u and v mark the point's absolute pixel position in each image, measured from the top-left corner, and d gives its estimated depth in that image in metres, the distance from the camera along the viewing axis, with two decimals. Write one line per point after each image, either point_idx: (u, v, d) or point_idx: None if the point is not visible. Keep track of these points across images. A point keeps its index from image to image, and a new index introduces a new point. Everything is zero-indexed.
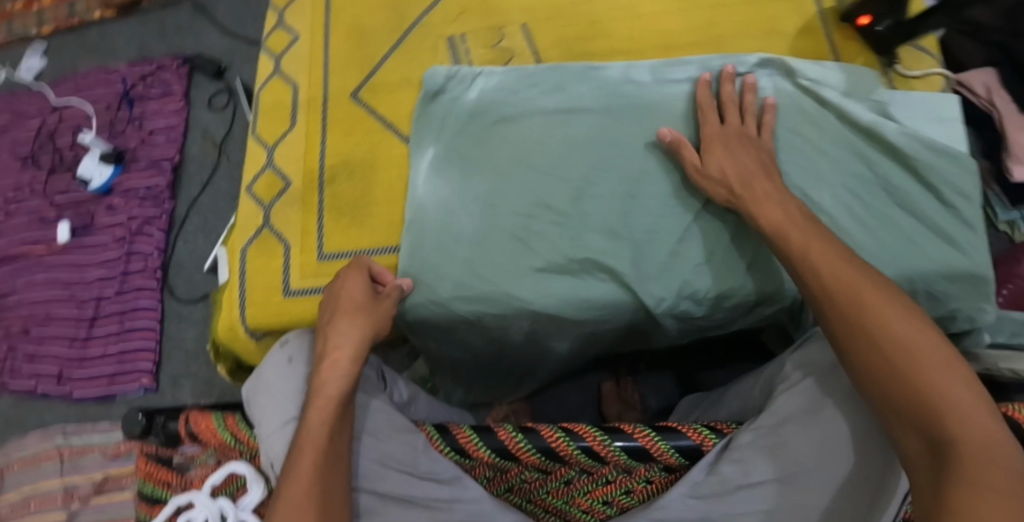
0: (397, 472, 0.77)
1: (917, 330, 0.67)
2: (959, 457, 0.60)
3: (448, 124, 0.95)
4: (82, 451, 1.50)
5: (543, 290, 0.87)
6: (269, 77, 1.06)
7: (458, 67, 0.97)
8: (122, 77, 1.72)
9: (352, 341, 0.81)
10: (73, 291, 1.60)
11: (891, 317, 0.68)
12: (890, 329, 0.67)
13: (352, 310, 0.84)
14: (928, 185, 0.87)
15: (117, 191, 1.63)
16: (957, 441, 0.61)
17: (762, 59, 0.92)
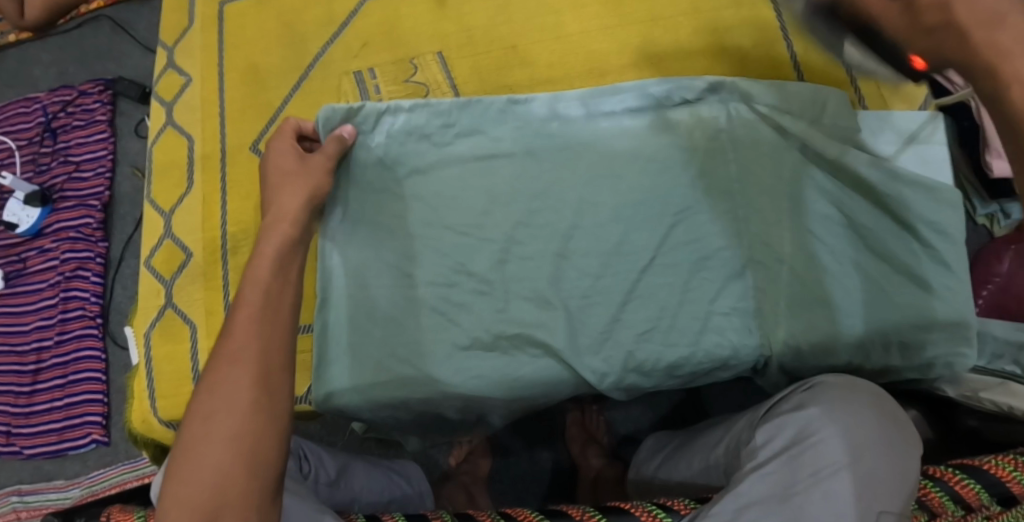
0: None
1: None
2: None
3: (362, 179, 0.86)
4: (39, 511, 1.46)
5: (465, 372, 0.79)
6: (161, 129, 0.96)
7: (358, 105, 0.87)
8: (43, 107, 1.60)
9: (256, 326, 0.70)
10: (12, 344, 1.50)
11: None
12: None
13: (273, 291, 0.73)
14: (901, 222, 0.80)
15: (47, 233, 1.52)
16: None
17: (711, 83, 0.85)
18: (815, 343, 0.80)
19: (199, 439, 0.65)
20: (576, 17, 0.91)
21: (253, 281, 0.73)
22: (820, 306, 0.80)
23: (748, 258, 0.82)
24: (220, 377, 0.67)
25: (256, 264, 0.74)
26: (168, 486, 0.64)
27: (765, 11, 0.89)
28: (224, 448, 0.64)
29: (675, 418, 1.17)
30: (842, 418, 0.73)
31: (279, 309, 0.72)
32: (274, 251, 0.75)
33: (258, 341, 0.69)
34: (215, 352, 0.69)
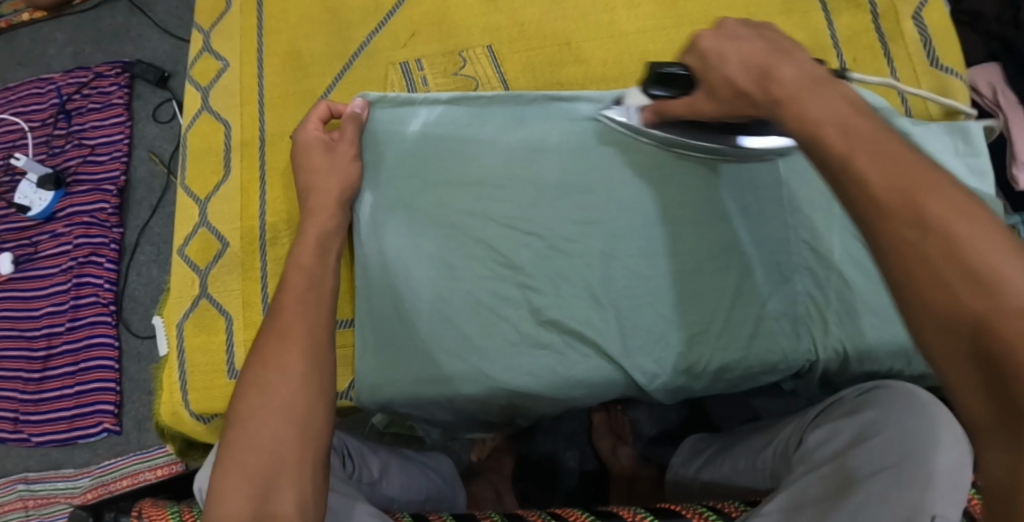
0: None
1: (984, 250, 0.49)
2: None
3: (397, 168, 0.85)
4: (47, 500, 1.43)
5: (515, 368, 0.78)
6: (197, 114, 0.94)
7: (390, 93, 0.87)
8: (57, 88, 1.57)
9: (304, 312, 0.75)
10: (22, 329, 1.48)
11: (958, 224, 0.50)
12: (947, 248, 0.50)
13: (317, 281, 0.78)
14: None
15: (60, 217, 1.49)
16: None
17: None
18: (862, 350, 0.80)
19: (254, 409, 0.69)
20: (630, 15, 0.90)
21: (297, 269, 0.79)
22: (867, 313, 0.80)
23: (798, 264, 0.82)
24: (272, 358, 0.72)
25: (299, 253, 0.80)
26: (225, 455, 0.67)
27: (816, 18, 0.88)
28: (278, 420, 0.68)
29: (700, 415, 1.17)
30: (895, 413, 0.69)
31: (323, 301, 0.77)
32: (313, 242, 0.81)
33: (308, 324, 0.75)
34: (264, 337, 0.74)
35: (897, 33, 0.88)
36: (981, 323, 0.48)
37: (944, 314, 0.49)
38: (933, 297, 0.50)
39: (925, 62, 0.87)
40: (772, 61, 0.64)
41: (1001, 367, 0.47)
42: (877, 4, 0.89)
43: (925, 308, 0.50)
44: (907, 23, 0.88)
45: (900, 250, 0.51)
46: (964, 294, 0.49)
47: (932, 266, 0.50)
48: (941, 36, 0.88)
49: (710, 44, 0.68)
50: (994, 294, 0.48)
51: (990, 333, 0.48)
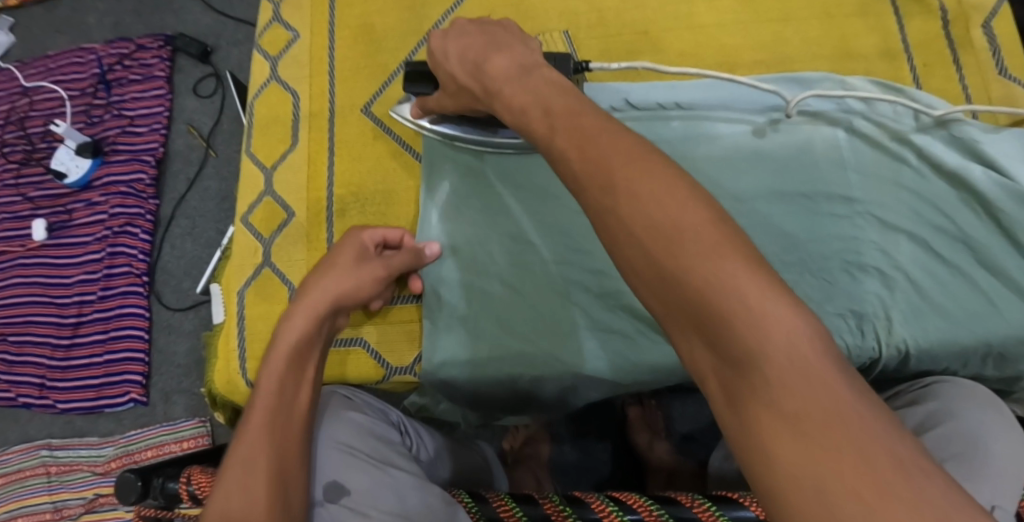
0: (345, 457, 0.74)
1: (678, 206, 0.52)
2: (754, 369, 0.48)
3: (476, 158, 0.87)
4: (70, 467, 1.43)
5: (585, 352, 0.81)
6: (264, 83, 0.96)
7: None
8: (97, 58, 1.57)
9: (270, 432, 0.70)
10: (53, 296, 1.48)
11: (639, 182, 0.53)
12: (645, 208, 0.53)
13: (286, 398, 0.72)
14: (1010, 237, 0.80)
15: (96, 186, 1.50)
16: (746, 349, 0.48)
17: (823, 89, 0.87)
18: (926, 350, 0.79)
19: (232, 483, 0.67)
20: (708, 9, 0.93)
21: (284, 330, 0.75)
22: (932, 314, 0.79)
23: (867, 264, 0.81)
24: (235, 480, 0.67)
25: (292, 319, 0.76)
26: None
27: (887, 21, 0.90)
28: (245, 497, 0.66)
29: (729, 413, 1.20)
30: (964, 408, 0.71)
31: (295, 417, 0.71)
32: (286, 350, 0.74)
33: (279, 432, 0.70)
34: (229, 460, 0.69)
35: (967, 40, 0.89)
36: (673, 274, 0.51)
37: (652, 271, 0.52)
38: (634, 254, 0.53)
39: (993, 70, 0.88)
40: (483, 55, 0.70)
41: (704, 320, 0.50)
42: (947, 11, 0.91)
43: (631, 265, 0.53)
44: (976, 32, 0.90)
45: (603, 219, 0.54)
46: (659, 254, 0.51)
47: (628, 229, 0.53)
48: (1010, 46, 0.89)
49: (436, 44, 0.74)
50: (679, 247, 0.51)
51: (682, 283, 0.51)
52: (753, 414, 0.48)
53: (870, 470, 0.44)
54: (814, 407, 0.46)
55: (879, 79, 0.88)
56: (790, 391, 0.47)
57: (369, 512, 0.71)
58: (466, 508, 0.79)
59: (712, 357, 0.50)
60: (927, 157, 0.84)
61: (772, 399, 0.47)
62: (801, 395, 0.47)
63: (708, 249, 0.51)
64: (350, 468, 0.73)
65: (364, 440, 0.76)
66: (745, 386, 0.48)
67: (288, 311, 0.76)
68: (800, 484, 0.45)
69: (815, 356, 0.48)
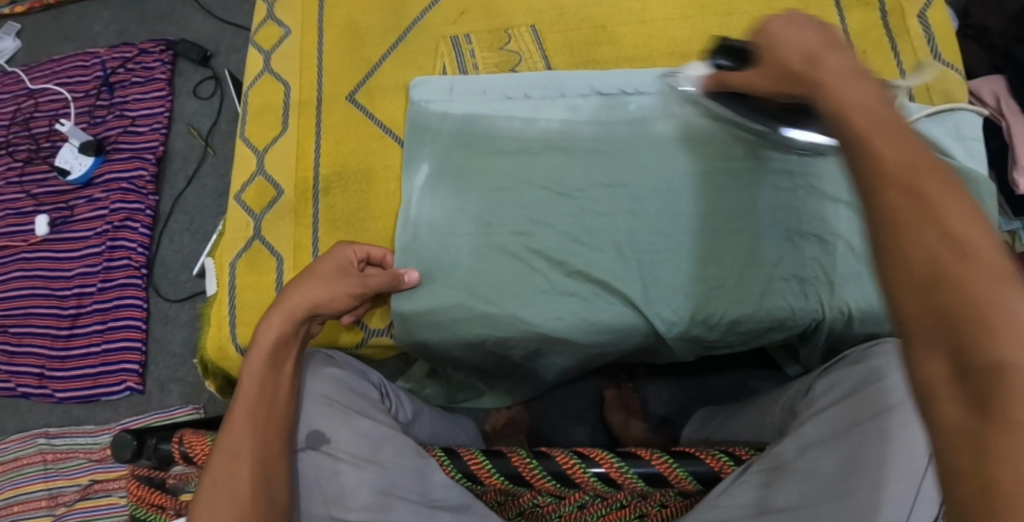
0: (326, 406, 0.78)
1: (973, 227, 0.49)
2: (1005, 388, 0.45)
3: (453, 139, 0.94)
4: (66, 454, 1.47)
5: (548, 313, 0.86)
6: (259, 75, 1.02)
7: (439, 79, 0.97)
8: (102, 62, 1.64)
9: (252, 419, 0.74)
10: (53, 289, 1.53)
11: (946, 204, 0.50)
12: (951, 225, 0.49)
13: (268, 388, 0.76)
14: None
15: (98, 183, 1.56)
16: (1001, 365, 0.45)
17: None
18: (867, 311, 0.84)
19: (220, 476, 0.71)
20: (660, 6, 0.99)
21: (264, 331, 0.78)
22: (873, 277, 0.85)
23: (809, 231, 0.86)
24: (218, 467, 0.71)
25: (270, 323, 0.79)
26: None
27: (829, 13, 0.97)
28: (236, 485, 0.70)
29: (699, 391, 1.25)
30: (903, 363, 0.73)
31: (275, 406, 0.75)
32: (266, 349, 0.77)
33: (262, 420, 0.74)
34: (218, 448, 0.73)
35: (903, 29, 0.96)
36: (956, 292, 0.47)
37: (930, 269, 0.49)
38: (918, 264, 0.49)
39: (928, 57, 0.95)
40: (820, 48, 0.64)
41: (954, 327, 0.47)
42: (886, 3, 0.98)
43: (907, 274, 0.50)
44: (912, 22, 0.96)
45: (892, 216, 0.51)
46: (949, 263, 0.48)
47: (912, 242, 0.50)
48: (943, 36, 0.96)
49: (777, 28, 0.68)
50: (972, 263, 0.48)
51: (970, 308, 0.47)
52: (998, 438, 0.44)
53: None
54: None
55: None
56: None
57: (344, 455, 0.75)
58: (440, 462, 0.81)
59: (949, 367, 0.47)
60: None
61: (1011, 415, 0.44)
62: None
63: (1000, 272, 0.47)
64: (326, 416, 0.77)
65: (341, 392, 0.79)
66: (986, 401, 0.45)
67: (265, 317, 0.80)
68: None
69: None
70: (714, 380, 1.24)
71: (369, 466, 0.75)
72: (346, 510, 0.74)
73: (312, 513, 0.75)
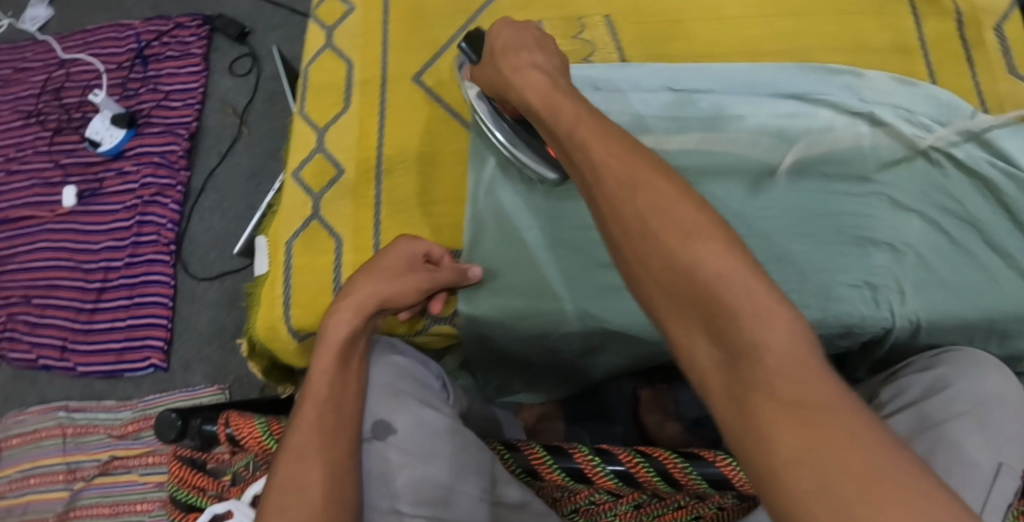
0: (392, 397, 0.79)
1: (698, 230, 0.57)
2: (762, 367, 0.52)
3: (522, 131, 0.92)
4: (86, 429, 1.45)
5: (617, 309, 0.86)
6: (320, 50, 1.03)
7: None
8: (136, 34, 1.62)
9: (322, 417, 0.75)
10: (79, 261, 1.51)
11: (669, 215, 0.58)
12: (671, 231, 0.58)
13: (337, 388, 0.77)
14: (1013, 220, 0.86)
15: (128, 156, 1.54)
16: (758, 347, 0.52)
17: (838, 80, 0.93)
18: (935, 320, 0.84)
19: (290, 471, 0.73)
20: (735, 3, 1.00)
21: (333, 327, 0.79)
22: (940, 288, 0.85)
23: (880, 239, 0.87)
24: (288, 465, 0.73)
25: (335, 322, 0.79)
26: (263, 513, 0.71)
27: (905, 20, 0.97)
28: (310, 477, 0.72)
29: None
30: (967, 371, 0.75)
31: (343, 404, 0.77)
32: (334, 346, 0.79)
33: (333, 419, 0.75)
34: (286, 447, 0.74)
35: (979, 40, 0.97)
36: (698, 287, 0.55)
37: (675, 270, 0.57)
38: (660, 271, 0.58)
39: (1003, 69, 0.95)
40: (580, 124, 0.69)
41: (711, 318, 0.55)
42: (963, 13, 0.98)
43: (658, 280, 0.58)
44: (988, 33, 0.97)
45: (628, 230, 0.60)
46: (681, 261, 0.57)
47: (651, 250, 0.58)
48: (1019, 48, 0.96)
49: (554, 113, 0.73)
50: (696, 259, 0.56)
51: (719, 299, 0.54)
52: (767, 411, 0.50)
53: (859, 456, 0.47)
54: (813, 399, 0.50)
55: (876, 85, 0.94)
56: (790, 387, 0.50)
57: (412, 448, 0.77)
58: (499, 455, 0.82)
59: (719, 355, 0.54)
60: (944, 153, 0.89)
61: (772, 387, 0.51)
62: (808, 388, 0.50)
63: (718, 270, 0.55)
64: (394, 406, 0.79)
65: (405, 381, 0.81)
66: (750, 381, 0.52)
67: (330, 312, 0.80)
68: (793, 473, 0.48)
69: (811, 364, 0.51)
70: None
71: (437, 459, 0.76)
72: (414, 501, 0.75)
73: (377, 505, 0.75)
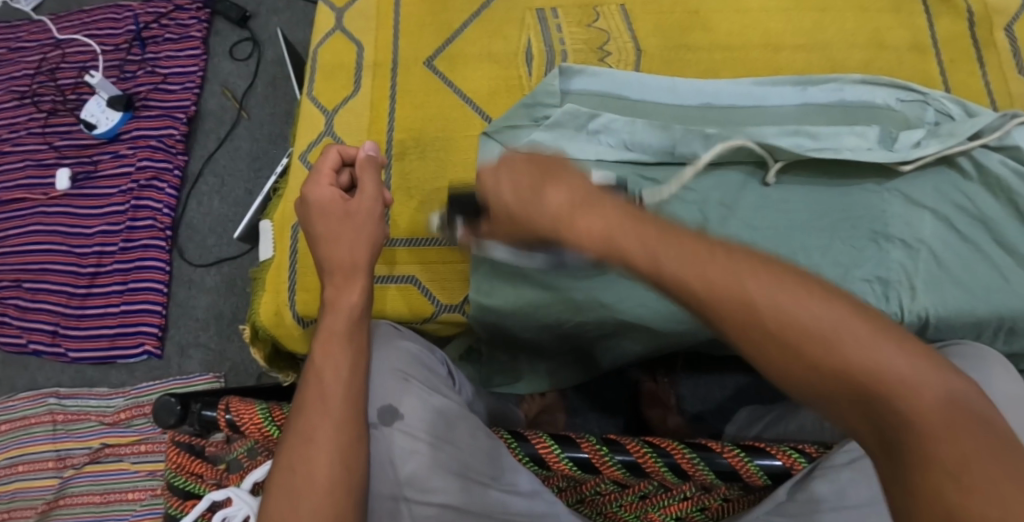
0: (401, 384, 0.78)
1: (806, 301, 0.54)
2: (919, 433, 0.50)
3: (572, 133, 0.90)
4: (77, 416, 1.42)
5: (629, 298, 0.86)
6: (329, 32, 1.01)
7: (563, 66, 0.94)
8: (135, 15, 1.59)
9: (334, 395, 0.74)
10: (72, 245, 1.49)
11: (762, 276, 0.56)
12: (782, 303, 0.55)
13: (344, 365, 0.76)
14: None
15: (124, 139, 1.51)
16: (908, 416, 0.51)
17: (863, 78, 0.91)
18: (943, 317, 0.83)
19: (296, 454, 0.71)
20: None
21: (336, 309, 0.79)
22: (949, 284, 0.84)
23: (893, 234, 0.85)
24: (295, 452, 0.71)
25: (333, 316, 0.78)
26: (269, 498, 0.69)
27: (919, 18, 0.96)
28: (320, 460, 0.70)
29: (731, 388, 1.24)
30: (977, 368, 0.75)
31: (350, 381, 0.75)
32: (339, 329, 0.78)
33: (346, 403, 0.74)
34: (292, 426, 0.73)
35: (990, 41, 0.96)
36: (826, 363, 0.53)
37: (791, 344, 0.54)
38: (780, 353, 0.55)
39: (1014, 70, 0.95)
40: (545, 182, 0.65)
41: (864, 395, 0.52)
42: (974, 13, 0.97)
43: (781, 358, 0.55)
44: (999, 33, 0.96)
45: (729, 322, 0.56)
46: (794, 337, 0.54)
47: (764, 323, 0.55)
48: None
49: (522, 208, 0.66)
50: (812, 333, 0.54)
51: (850, 374, 0.53)
52: (928, 478, 0.49)
53: None
54: (970, 460, 0.49)
55: (900, 81, 0.92)
56: (959, 450, 0.49)
57: (419, 432, 0.75)
58: (507, 445, 0.77)
59: (871, 427, 0.53)
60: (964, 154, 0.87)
61: (942, 460, 0.49)
62: (961, 449, 0.49)
63: (840, 328, 0.53)
64: (402, 392, 0.77)
65: (415, 368, 0.80)
66: (910, 448, 0.50)
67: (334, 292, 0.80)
68: None
69: (975, 423, 0.50)
70: (744, 377, 1.23)
71: (444, 447, 0.75)
72: (420, 489, 0.75)
73: (381, 490, 0.76)
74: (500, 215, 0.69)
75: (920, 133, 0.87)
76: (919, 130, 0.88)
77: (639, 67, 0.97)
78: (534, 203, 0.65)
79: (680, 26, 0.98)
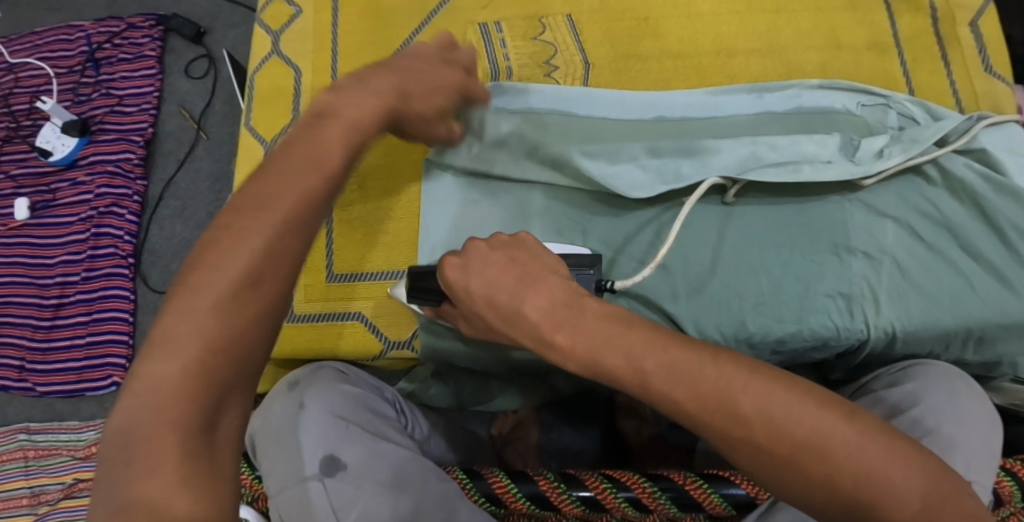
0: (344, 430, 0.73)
1: (790, 407, 0.54)
2: None
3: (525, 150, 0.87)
4: (49, 451, 1.39)
5: None
6: (265, 58, 0.99)
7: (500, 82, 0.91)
8: (87, 36, 1.54)
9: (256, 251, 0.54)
10: (34, 277, 1.45)
11: (757, 384, 0.55)
12: (770, 408, 0.54)
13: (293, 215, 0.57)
14: (989, 223, 0.81)
15: (81, 165, 1.47)
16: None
17: (822, 82, 0.88)
18: (910, 331, 0.79)
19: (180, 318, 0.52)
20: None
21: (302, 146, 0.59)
22: (916, 296, 0.80)
23: (855, 246, 0.82)
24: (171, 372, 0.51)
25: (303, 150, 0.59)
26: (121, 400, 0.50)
27: (878, 16, 0.93)
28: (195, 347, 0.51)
29: None
30: (941, 387, 0.73)
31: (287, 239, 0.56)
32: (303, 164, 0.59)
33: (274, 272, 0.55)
34: (193, 276, 0.53)
35: (954, 36, 0.92)
36: (809, 472, 0.54)
37: (779, 458, 0.54)
38: (767, 461, 0.54)
39: (979, 65, 0.91)
40: (515, 292, 0.63)
41: (854, 504, 0.53)
42: (937, 9, 0.94)
43: (770, 460, 0.54)
44: (963, 29, 0.92)
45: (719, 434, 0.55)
46: (783, 451, 0.54)
47: (753, 438, 0.54)
48: (995, 45, 0.92)
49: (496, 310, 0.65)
50: (798, 445, 0.54)
51: (836, 481, 0.53)
52: None
53: None
54: None
55: (861, 84, 0.89)
56: None
57: (364, 482, 0.71)
58: (461, 485, 0.78)
59: None
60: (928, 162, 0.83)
61: None
62: None
63: (825, 436, 0.54)
64: (341, 437, 0.72)
65: (355, 411, 0.76)
66: None
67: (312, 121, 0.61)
68: None
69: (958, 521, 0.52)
70: None
71: (388, 491, 0.71)
72: None
73: None
74: (473, 315, 0.68)
75: (883, 140, 0.84)
76: (882, 137, 0.84)
77: (588, 79, 0.93)
78: (511, 311, 0.63)
79: (630, 35, 0.95)
